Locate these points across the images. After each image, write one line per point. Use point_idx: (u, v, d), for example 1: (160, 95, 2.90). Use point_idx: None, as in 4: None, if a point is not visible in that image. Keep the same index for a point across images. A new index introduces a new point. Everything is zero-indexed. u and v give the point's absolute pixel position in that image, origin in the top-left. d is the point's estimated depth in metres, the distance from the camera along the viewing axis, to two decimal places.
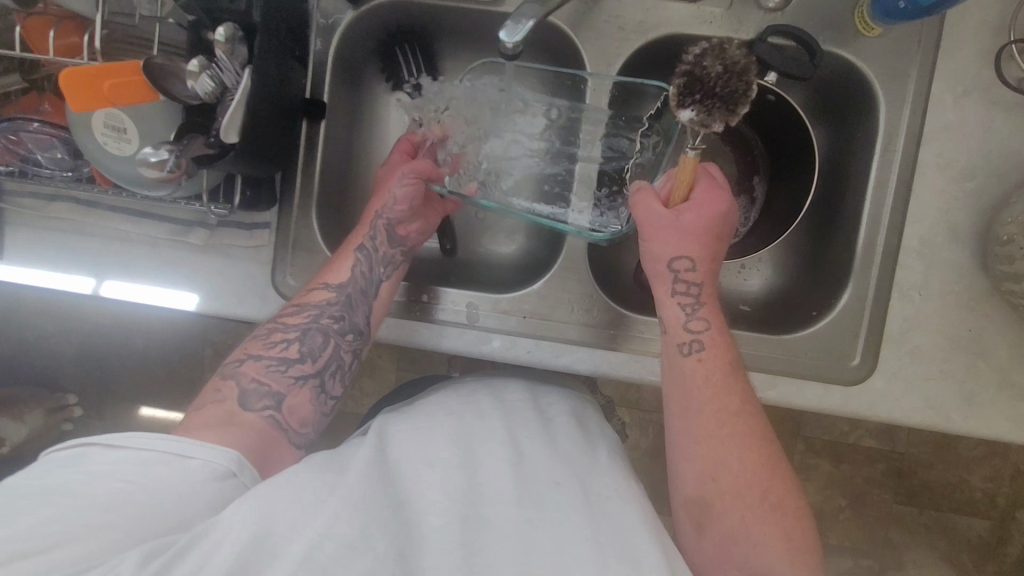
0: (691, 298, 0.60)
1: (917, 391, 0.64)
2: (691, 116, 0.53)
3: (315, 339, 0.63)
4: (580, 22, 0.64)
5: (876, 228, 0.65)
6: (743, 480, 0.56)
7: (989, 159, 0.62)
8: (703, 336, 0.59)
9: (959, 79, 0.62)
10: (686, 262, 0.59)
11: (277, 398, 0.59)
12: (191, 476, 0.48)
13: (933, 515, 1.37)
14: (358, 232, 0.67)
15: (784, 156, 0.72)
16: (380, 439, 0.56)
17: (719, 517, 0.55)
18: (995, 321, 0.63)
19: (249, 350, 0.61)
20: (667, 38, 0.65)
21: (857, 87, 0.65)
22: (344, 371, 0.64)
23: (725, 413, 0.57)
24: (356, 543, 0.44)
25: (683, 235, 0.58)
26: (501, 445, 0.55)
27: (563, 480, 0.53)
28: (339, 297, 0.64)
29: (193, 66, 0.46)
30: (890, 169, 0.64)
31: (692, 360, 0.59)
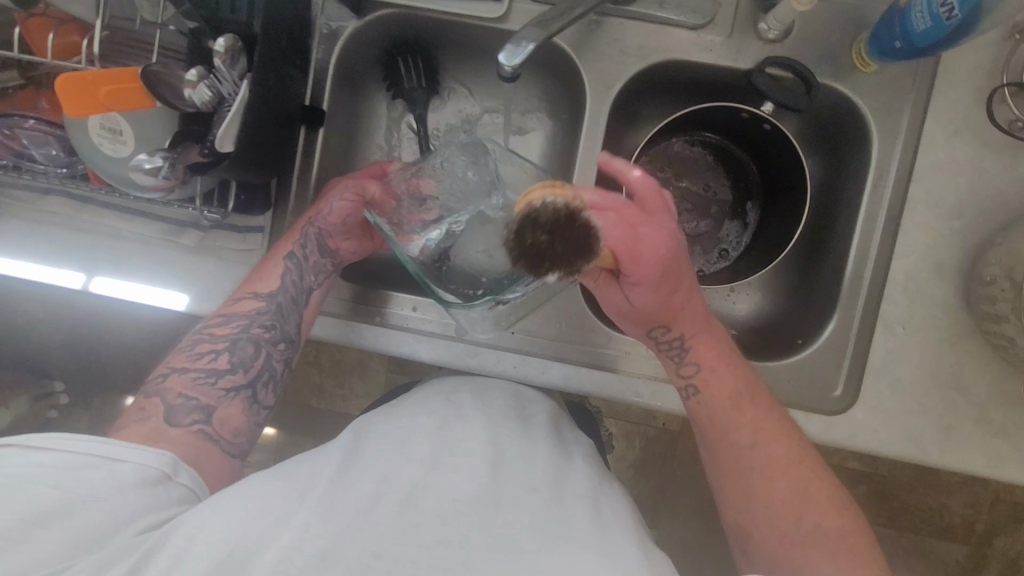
0: (677, 349, 0.61)
1: (897, 424, 0.65)
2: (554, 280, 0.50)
3: (247, 347, 0.64)
4: (581, 44, 0.65)
5: (863, 261, 0.65)
6: (775, 506, 0.57)
7: (977, 198, 0.63)
8: (693, 382, 0.61)
9: (952, 118, 0.63)
10: (650, 332, 0.61)
11: (207, 411, 0.59)
12: (125, 478, 0.50)
13: (912, 539, 1.38)
14: (290, 241, 0.67)
15: (778, 184, 0.72)
16: (357, 439, 0.56)
17: (761, 541, 0.57)
18: (976, 358, 0.64)
19: (174, 364, 0.61)
20: (666, 64, 0.65)
21: (851, 121, 0.66)
22: (276, 381, 0.66)
23: (736, 447, 0.59)
24: (327, 555, 0.44)
25: (637, 311, 0.60)
26: (471, 447, 0.55)
27: (537, 486, 0.53)
28: (269, 305, 0.65)
29: (191, 76, 0.46)
30: (879, 203, 0.65)
31: (693, 403, 0.62)
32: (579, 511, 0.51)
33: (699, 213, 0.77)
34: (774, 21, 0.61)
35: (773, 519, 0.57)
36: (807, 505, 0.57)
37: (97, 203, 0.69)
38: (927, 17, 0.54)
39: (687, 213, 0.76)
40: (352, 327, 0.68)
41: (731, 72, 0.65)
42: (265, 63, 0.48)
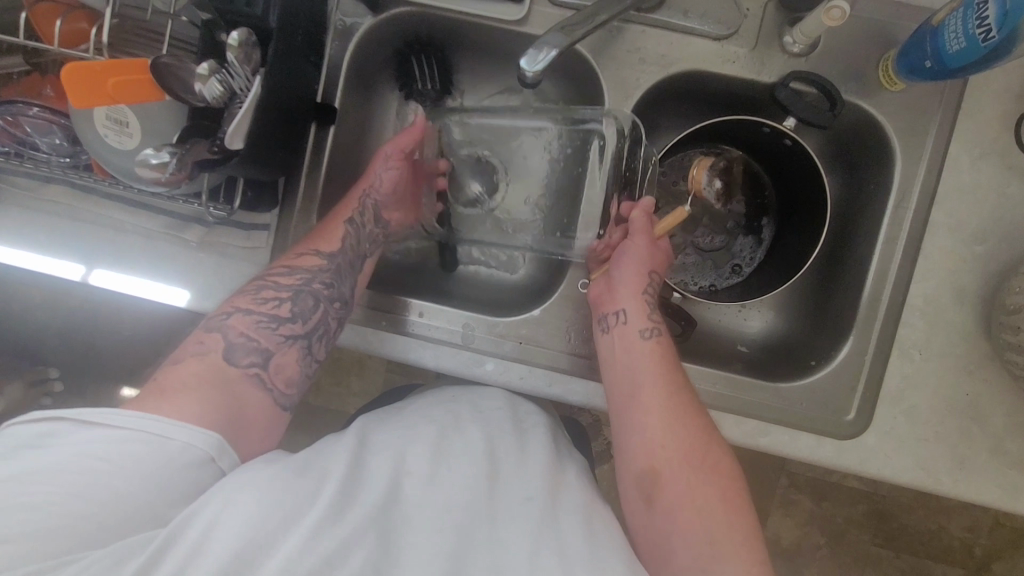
0: (653, 296, 0.62)
1: (909, 451, 0.64)
2: (717, 186, 0.74)
3: (307, 300, 0.62)
4: (602, 50, 0.64)
5: (881, 284, 0.64)
6: (699, 454, 0.55)
7: (1001, 224, 0.62)
8: (660, 326, 0.62)
9: (978, 141, 0.62)
10: (653, 271, 0.63)
11: (265, 355, 0.58)
12: (170, 460, 0.47)
13: (909, 560, 1.37)
14: (353, 202, 0.67)
15: (795, 201, 0.71)
16: (360, 441, 0.54)
17: (667, 488, 0.54)
18: (993, 387, 0.63)
19: (237, 304, 0.59)
20: (687, 74, 0.64)
21: (874, 140, 0.64)
22: (330, 337, 0.63)
23: (683, 388, 0.58)
24: (334, 559, 0.42)
25: (657, 255, 0.63)
26: (475, 456, 0.53)
27: (537, 498, 0.52)
28: (328, 264, 0.64)
29: (201, 70, 0.44)
30: (901, 225, 0.63)
31: (651, 343, 0.60)
32: (584, 525, 0.50)
33: (713, 226, 0.75)
34: (800, 35, 0.60)
35: (688, 457, 0.55)
36: (720, 454, 0.56)
37: (99, 194, 0.68)
38: (962, 38, 0.52)
39: (702, 226, 0.75)
40: (356, 331, 0.67)
41: (754, 85, 0.64)
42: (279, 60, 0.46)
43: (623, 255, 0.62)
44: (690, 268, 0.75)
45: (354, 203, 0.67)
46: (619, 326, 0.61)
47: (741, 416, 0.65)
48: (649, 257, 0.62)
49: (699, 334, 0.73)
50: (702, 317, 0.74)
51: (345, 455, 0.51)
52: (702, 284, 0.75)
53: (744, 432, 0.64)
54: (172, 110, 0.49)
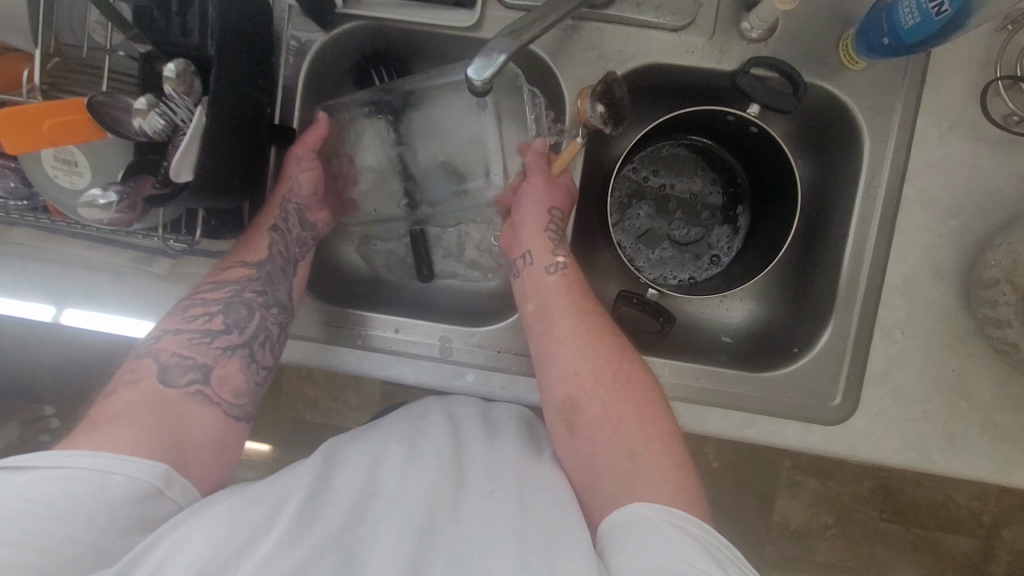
0: (558, 233, 0.65)
1: (898, 431, 0.63)
2: (600, 112, 0.60)
3: (240, 311, 0.61)
4: (559, 50, 0.63)
5: (858, 266, 0.63)
6: (612, 374, 0.57)
7: (975, 195, 0.61)
8: (566, 259, 0.64)
9: (945, 113, 0.61)
10: (552, 208, 0.64)
11: (203, 370, 0.58)
12: (117, 495, 0.46)
13: (919, 533, 1.36)
14: (272, 209, 0.65)
15: (768, 188, 0.70)
16: (327, 465, 0.53)
17: (584, 412, 0.56)
18: (977, 361, 0.62)
19: (167, 325, 0.58)
20: (647, 68, 0.63)
21: (841, 121, 0.63)
22: (274, 342, 0.62)
23: (585, 314, 0.61)
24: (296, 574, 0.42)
25: (556, 191, 0.64)
26: (436, 464, 0.52)
27: (498, 489, 0.50)
28: (257, 273, 0.63)
29: (140, 104, 0.43)
30: (874, 205, 0.62)
31: (556, 278, 0.62)
32: (549, 501, 0.50)
33: (688, 218, 0.75)
34: (756, 20, 0.59)
35: (598, 379, 0.57)
36: (625, 365, 0.58)
37: (64, 234, 0.67)
38: (916, 12, 0.52)
39: (677, 219, 0.74)
40: (334, 352, 0.66)
41: (715, 74, 0.63)
42: (220, 87, 0.46)
43: (523, 198, 0.64)
44: (668, 262, 0.74)
45: (274, 215, 0.65)
46: (529, 269, 0.64)
47: (727, 409, 0.64)
48: (548, 198, 0.64)
49: (680, 328, 0.73)
50: (683, 310, 0.73)
51: (316, 476, 0.51)
52: (681, 278, 0.74)
53: (731, 425, 0.64)
54: (116, 146, 0.48)
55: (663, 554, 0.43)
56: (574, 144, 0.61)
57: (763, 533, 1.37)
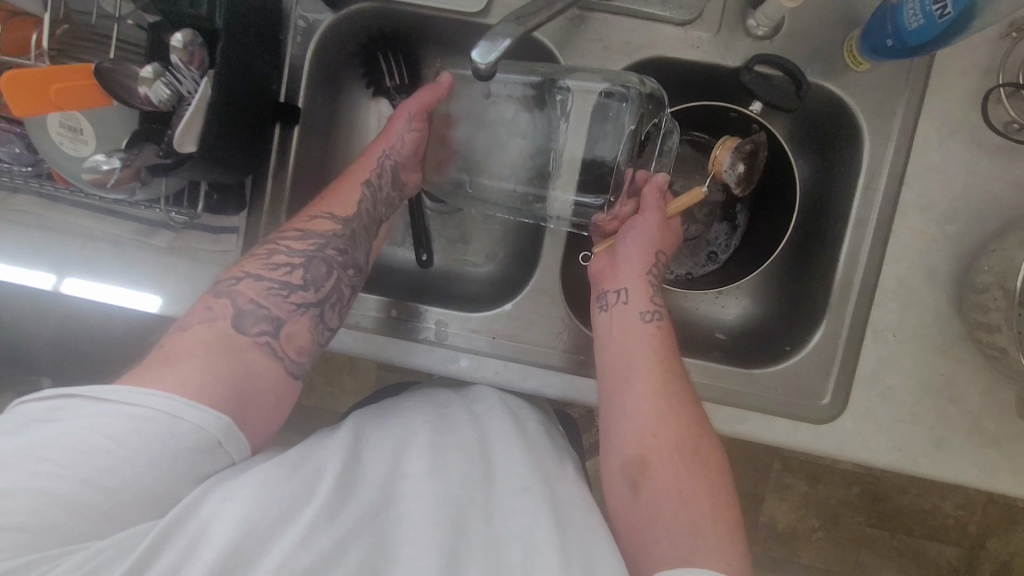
0: (654, 280, 0.63)
1: (885, 432, 0.64)
2: (738, 171, 0.64)
3: (320, 266, 0.60)
4: (565, 40, 0.63)
5: (853, 267, 0.64)
6: (694, 447, 0.55)
7: (973, 201, 0.61)
8: (662, 308, 0.62)
9: (947, 118, 0.61)
10: (660, 251, 0.63)
11: (275, 323, 0.57)
12: (181, 443, 0.46)
13: (905, 540, 1.37)
14: (369, 161, 0.66)
15: (764, 187, 0.71)
16: (356, 444, 0.54)
17: (657, 476, 0.54)
18: (968, 367, 0.63)
19: (248, 269, 0.58)
20: (652, 61, 0.63)
21: (843, 121, 0.64)
22: (344, 305, 0.62)
23: (676, 375, 0.58)
24: (331, 555, 0.41)
25: (665, 234, 0.63)
26: (466, 460, 0.53)
27: (532, 489, 0.51)
28: (344, 229, 0.63)
29: (147, 73, 0.44)
30: (871, 207, 0.63)
31: (651, 327, 0.60)
32: (582, 523, 0.50)
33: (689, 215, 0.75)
34: (762, 18, 0.59)
35: (684, 449, 0.55)
36: (709, 441, 0.56)
37: (69, 202, 0.67)
38: (920, 14, 0.52)
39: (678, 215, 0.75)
40: None
41: (720, 69, 0.63)
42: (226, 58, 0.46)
43: (632, 231, 0.63)
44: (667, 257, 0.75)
45: (371, 166, 0.66)
46: (621, 307, 0.61)
47: (717, 404, 0.65)
48: (658, 237, 0.63)
49: (675, 322, 0.73)
50: (678, 305, 0.74)
51: (340, 455, 0.51)
52: (678, 273, 0.75)
53: (720, 419, 0.64)
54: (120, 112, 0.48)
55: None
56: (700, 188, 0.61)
57: (751, 533, 1.38)
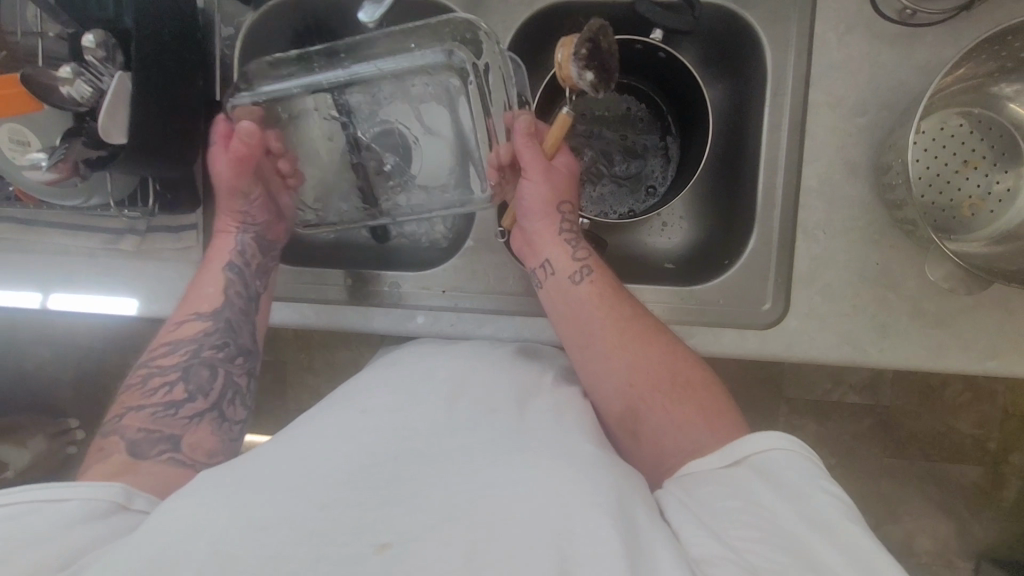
0: (574, 233, 0.64)
1: (831, 327, 0.65)
2: (590, 78, 0.59)
3: (202, 372, 0.63)
4: (469, 1, 0.67)
5: (774, 173, 0.66)
6: (653, 372, 0.56)
7: (879, 90, 0.63)
8: (589, 261, 0.62)
9: (842, 14, 0.63)
10: (563, 202, 0.64)
11: (173, 439, 0.58)
12: (67, 515, 0.45)
13: (937, 467, 1.27)
14: (222, 251, 0.68)
15: (686, 114, 0.74)
16: (319, 406, 0.54)
17: (647, 417, 0.55)
18: (901, 252, 0.64)
19: (127, 404, 0.59)
20: (553, 7, 0.67)
21: (743, 36, 0.66)
22: (242, 395, 0.65)
23: (621, 319, 0.58)
24: (271, 521, 0.39)
25: (558, 176, 0.64)
26: (431, 390, 0.52)
27: (502, 411, 0.50)
28: (215, 323, 0.65)
29: (65, 74, 0.51)
30: (782, 112, 0.65)
31: (585, 284, 0.61)
32: (560, 433, 0.48)
33: (625, 153, 0.78)
34: None
35: (655, 383, 0.56)
36: (678, 359, 0.57)
37: (42, 224, 0.71)
38: None
39: (614, 156, 0.78)
40: (294, 308, 0.72)
41: (617, 5, 0.66)
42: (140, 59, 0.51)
43: (528, 200, 0.63)
44: (609, 197, 0.77)
45: (227, 249, 0.68)
46: (554, 277, 0.62)
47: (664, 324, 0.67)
48: (553, 189, 0.63)
49: (624, 257, 0.76)
50: (625, 241, 0.77)
51: (300, 421, 0.52)
52: (621, 211, 0.77)
53: None
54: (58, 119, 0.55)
55: (732, 499, 0.46)
56: (564, 116, 0.61)
57: None
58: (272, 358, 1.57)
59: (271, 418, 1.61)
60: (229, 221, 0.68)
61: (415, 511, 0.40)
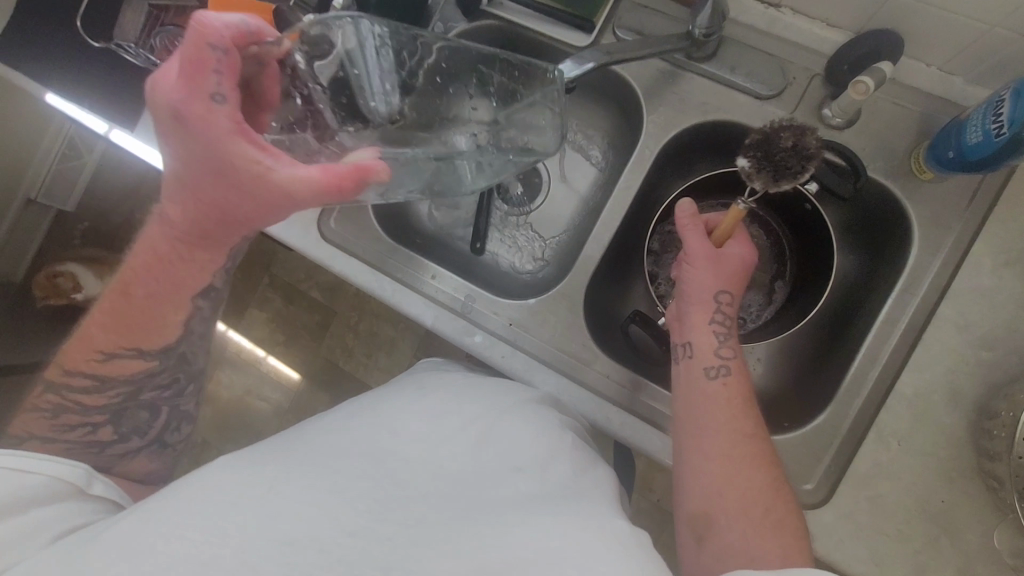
0: (724, 327, 0.59)
1: (867, 542, 0.60)
2: (745, 165, 0.62)
3: (140, 414, 0.63)
4: (652, 86, 0.70)
5: (872, 363, 0.63)
6: (750, 493, 0.50)
7: (1014, 334, 0.60)
8: (733, 363, 0.57)
9: (1005, 247, 0.61)
10: (725, 290, 0.60)
11: (95, 466, 0.60)
12: (19, 492, 0.46)
13: None
14: (200, 273, 0.57)
15: (807, 269, 0.73)
16: (354, 409, 0.56)
17: (722, 533, 0.49)
18: (972, 502, 0.60)
19: (33, 432, 0.58)
20: (725, 123, 0.69)
21: (895, 222, 0.66)
22: (185, 421, 0.67)
23: (740, 434, 0.53)
24: (301, 537, 0.39)
25: (726, 269, 0.60)
26: (461, 424, 0.54)
27: (525, 472, 0.50)
28: (162, 361, 0.61)
29: None
30: (905, 311, 0.63)
31: (718, 384, 0.56)
32: (590, 499, 0.48)
33: None
34: (837, 109, 0.63)
35: (746, 507, 0.50)
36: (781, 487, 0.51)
37: None
38: (981, 132, 0.56)
39: None
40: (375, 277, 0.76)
41: None
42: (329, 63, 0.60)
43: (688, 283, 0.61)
44: None
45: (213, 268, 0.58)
46: (687, 362, 0.58)
47: None
48: (719, 278, 0.60)
49: None
50: None
51: (343, 418, 0.54)
52: None
53: None
54: None
55: None
56: (737, 210, 0.58)
57: None
58: (328, 304, 1.73)
59: (300, 354, 1.73)
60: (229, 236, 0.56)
61: (438, 561, 0.39)
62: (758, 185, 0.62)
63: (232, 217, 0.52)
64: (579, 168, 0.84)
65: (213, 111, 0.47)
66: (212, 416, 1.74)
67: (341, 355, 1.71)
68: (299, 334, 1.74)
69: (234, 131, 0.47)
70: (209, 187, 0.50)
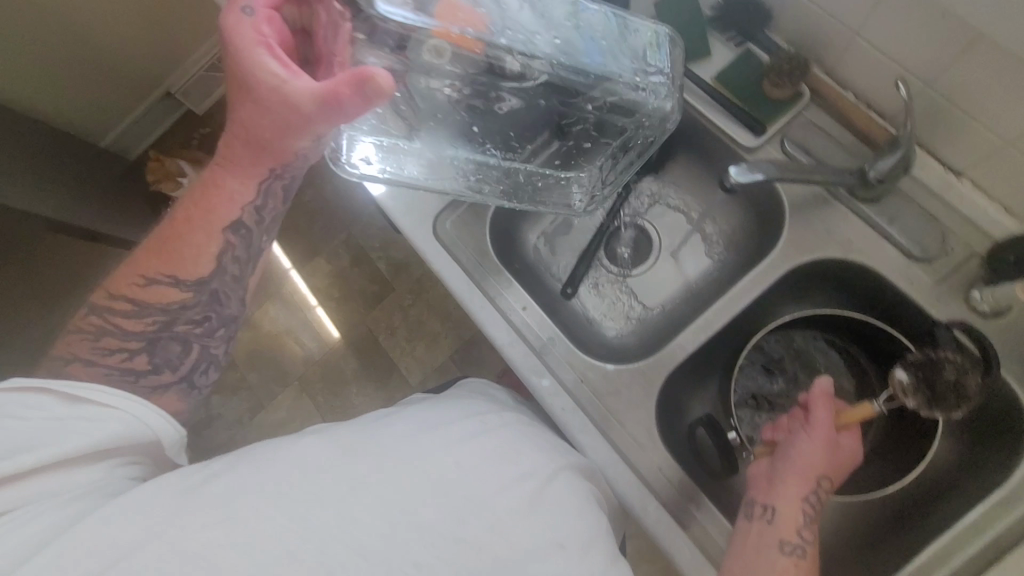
0: (813, 511, 0.55)
1: None
2: (902, 378, 0.58)
3: (171, 348, 0.58)
4: (801, 207, 0.70)
5: (939, 563, 0.60)
6: None
7: None
8: (811, 547, 0.53)
9: None
10: (827, 477, 0.56)
11: None
12: (116, 431, 0.48)
13: None
14: (230, 205, 0.58)
15: (893, 439, 0.69)
16: (416, 411, 0.57)
17: None
18: None
19: (77, 351, 0.54)
20: (862, 268, 0.67)
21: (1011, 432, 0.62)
22: (216, 366, 0.61)
23: None
24: (372, 553, 0.43)
25: (835, 459, 0.57)
26: (518, 476, 0.52)
27: (566, 551, 0.49)
28: (197, 295, 0.58)
29: None
30: (992, 524, 0.59)
31: (787, 560, 0.52)
32: None
33: None
34: (988, 296, 0.61)
35: None
36: None
37: None
38: None
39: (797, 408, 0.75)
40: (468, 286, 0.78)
41: (920, 312, 0.65)
42: None
43: (795, 446, 0.58)
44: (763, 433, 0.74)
45: (244, 202, 0.58)
46: (762, 526, 0.54)
47: None
48: (828, 459, 0.57)
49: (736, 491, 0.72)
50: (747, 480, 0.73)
51: (406, 419, 0.54)
52: None
53: None
54: None
55: None
56: (870, 407, 0.57)
57: None
58: (389, 278, 1.79)
59: (347, 315, 1.79)
60: (257, 163, 0.58)
61: None
62: (905, 402, 0.58)
63: (255, 137, 0.55)
64: (694, 253, 0.84)
65: (241, 22, 0.49)
66: (247, 342, 1.80)
67: (385, 330, 1.77)
68: (354, 296, 1.80)
69: (255, 38, 0.49)
70: (241, 104, 0.52)
